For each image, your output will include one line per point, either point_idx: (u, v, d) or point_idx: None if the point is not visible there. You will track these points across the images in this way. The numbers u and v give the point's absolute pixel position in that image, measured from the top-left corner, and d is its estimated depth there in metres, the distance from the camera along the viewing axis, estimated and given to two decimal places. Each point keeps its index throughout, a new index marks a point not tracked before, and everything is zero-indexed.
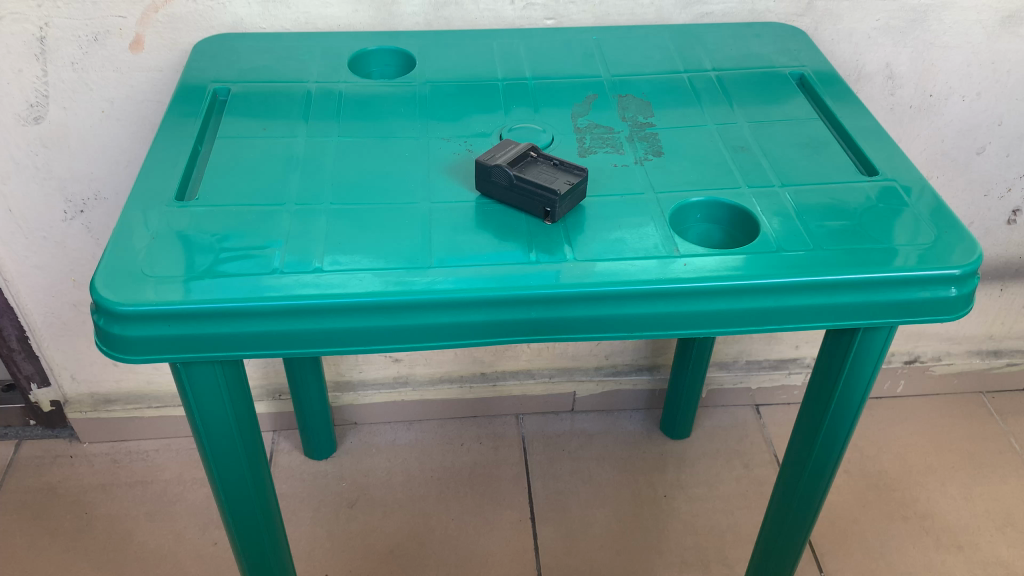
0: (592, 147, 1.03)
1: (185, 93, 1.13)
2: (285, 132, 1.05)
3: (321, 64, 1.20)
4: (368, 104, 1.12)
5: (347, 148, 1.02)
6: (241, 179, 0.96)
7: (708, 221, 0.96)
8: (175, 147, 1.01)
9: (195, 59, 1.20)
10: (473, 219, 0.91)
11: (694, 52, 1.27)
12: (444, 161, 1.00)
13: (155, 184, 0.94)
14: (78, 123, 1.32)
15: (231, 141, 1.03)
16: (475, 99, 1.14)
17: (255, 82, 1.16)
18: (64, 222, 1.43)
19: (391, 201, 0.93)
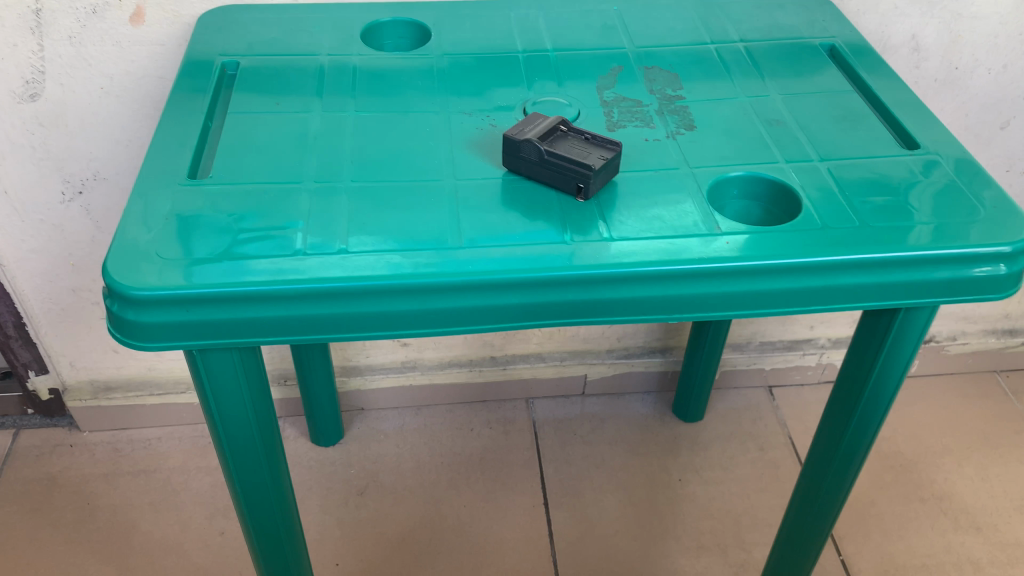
0: (622, 121, 0.99)
1: (192, 68, 1.08)
2: (299, 109, 1.00)
3: (332, 38, 1.15)
4: (385, 79, 1.07)
5: (364, 125, 0.98)
6: (255, 158, 0.91)
7: (746, 198, 0.92)
8: (184, 124, 0.96)
9: (200, 33, 1.15)
10: (502, 198, 0.87)
11: (720, 24, 1.23)
12: (468, 137, 0.96)
13: (165, 163, 0.89)
14: (76, 101, 1.26)
15: (244, 118, 0.98)
16: (496, 73, 1.10)
17: (264, 56, 1.11)
18: (62, 204, 1.38)
19: (415, 179, 0.89)
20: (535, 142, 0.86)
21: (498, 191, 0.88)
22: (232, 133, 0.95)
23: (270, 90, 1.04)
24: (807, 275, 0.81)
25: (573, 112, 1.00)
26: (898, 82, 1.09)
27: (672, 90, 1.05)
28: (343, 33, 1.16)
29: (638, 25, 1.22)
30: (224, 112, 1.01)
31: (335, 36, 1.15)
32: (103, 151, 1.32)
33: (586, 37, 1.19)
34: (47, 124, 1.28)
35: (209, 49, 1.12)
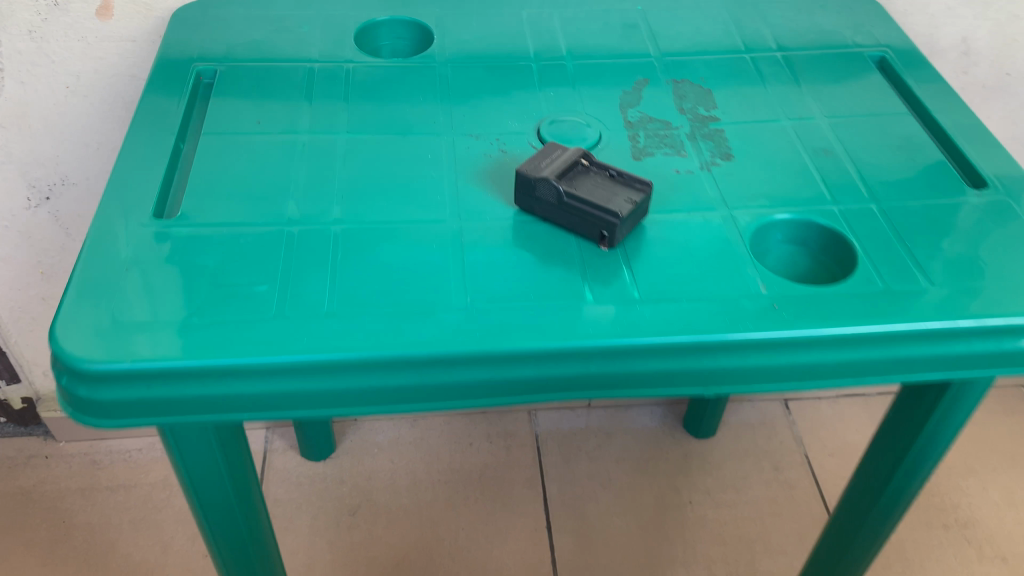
0: (649, 148, 0.87)
1: (164, 75, 0.96)
2: (283, 127, 0.88)
3: (323, 39, 1.02)
4: (382, 90, 0.95)
5: (357, 151, 0.86)
6: (234, 194, 0.80)
7: (792, 244, 0.81)
8: (150, 148, 0.84)
9: (174, 32, 1.03)
10: (515, 245, 0.76)
11: (756, 27, 1.10)
12: (475, 166, 0.84)
13: (130, 198, 0.78)
14: (40, 103, 1.14)
15: (219, 141, 0.86)
16: (506, 84, 0.98)
17: (247, 61, 0.99)
18: (28, 210, 1.26)
19: (415, 221, 0.77)
20: (552, 181, 0.75)
21: (509, 236, 0.76)
22: (206, 160, 0.83)
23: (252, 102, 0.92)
24: (866, 346, 0.69)
25: (594, 134, 0.89)
26: (959, 103, 0.97)
27: (705, 108, 0.94)
28: (335, 33, 1.03)
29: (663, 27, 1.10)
30: (197, 131, 0.89)
31: (327, 37, 1.03)
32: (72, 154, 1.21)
33: (607, 41, 1.07)
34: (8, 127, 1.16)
35: (184, 52, 1.00)
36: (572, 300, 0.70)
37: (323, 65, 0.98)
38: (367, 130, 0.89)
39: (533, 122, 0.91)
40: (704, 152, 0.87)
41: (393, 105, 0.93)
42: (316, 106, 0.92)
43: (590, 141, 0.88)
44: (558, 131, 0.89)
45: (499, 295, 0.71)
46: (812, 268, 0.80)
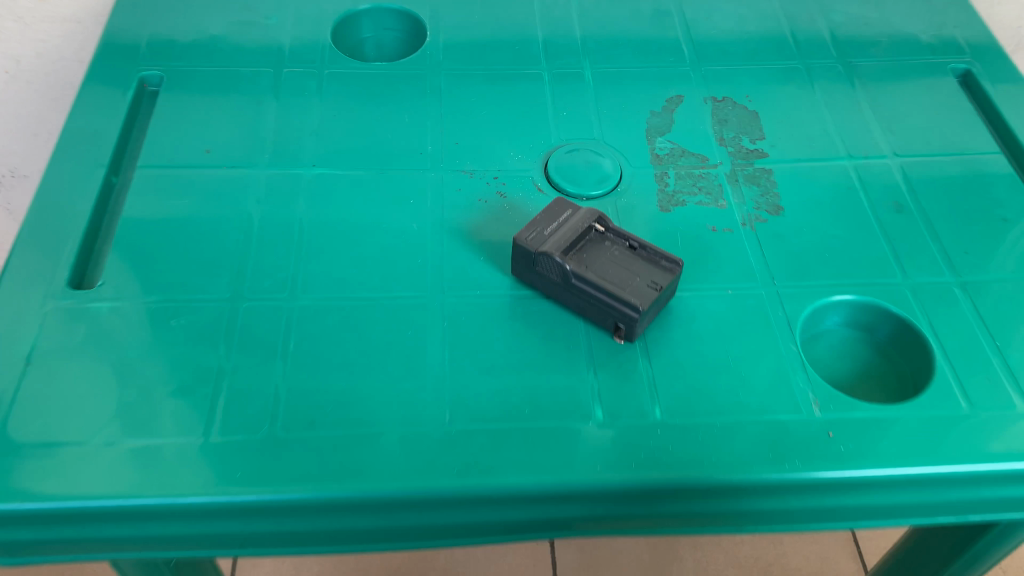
0: (680, 194, 0.72)
1: (100, 75, 0.80)
2: (237, 154, 0.73)
3: (295, 31, 0.86)
4: (359, 101, 0.79)
5: (323, 189, 0.70)
6: (171, 249, 0.65)
7: (851, 329, 0.66)
8: (72, 186, 0.69)
9: (118, 17, 0.86)
10: (508, 332, 0.61)
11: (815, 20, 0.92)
12: (468, 216, 0.69)
13: (45, 255, 0.64)
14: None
15: (159, 172, 0.71)
16: (510, 95, 0.81)
17: (202, 59, 0.82)
18: None
19: (389, 294, 0.63)
20: (559, 258, 0.60)
21: (505, 320, 0.62)
22: (140, 201, 0.68)
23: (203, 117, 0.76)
24: (943, 488, 0.56)
25: (615, 171, 0.73)
26: None
27: (750, 138, 0.77)
28: (311, 25, 0.87)
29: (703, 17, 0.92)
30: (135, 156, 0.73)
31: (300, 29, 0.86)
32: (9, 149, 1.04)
33: (636, 35, 0.89)
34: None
35: (127, 44, 0.83)
36: (578, 417, 0.56)
37: (293, 65, 0.82)
38: (338, 159, 0.73)
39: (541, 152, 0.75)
40: (746, 200, 0.72)
41: (372, 122, 0.77)
42: (279, 123, 0.76)
43: (610, 180, 0.73)
44: (571, 166, 0.74)
45: (489, 407, 0.57)
46: (868, 356, 0.65)
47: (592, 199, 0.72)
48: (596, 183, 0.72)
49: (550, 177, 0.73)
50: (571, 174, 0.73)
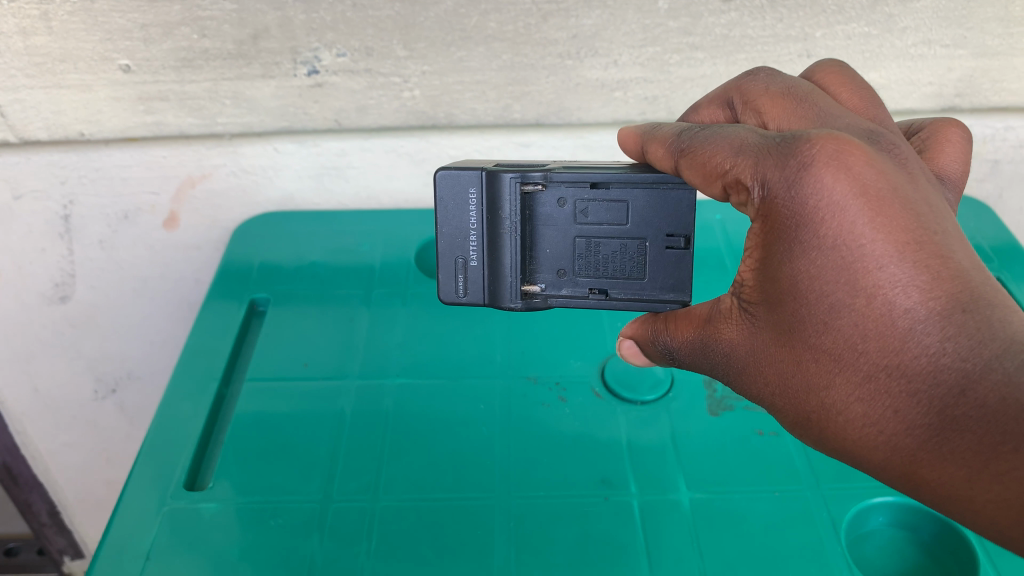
0: (728, 398, 0.73)
1: (217, 317, 0.83)
2: (332, 360, 0.78)
3: (477, 109, 0.83)
4: (479, 378, 0.75)
5: (534, 471, 0.67)
6: (252, 493, 0.66)
7: (898, 527, 0.65)
8: (180, 423, 0.73)
9: (124, 176, 0.87)
10: (582, 437, 0.69)
11: (899, 29, 0.76)
12: (535, 400, 0.73)
13: (154, 482, 0.68)
14: (68, 366, 1.02)
15: (253, 400, 0.74)
16: (573, 339, 0.79)
17: (300, 293, 0.85)
18: (49, 308, 0.96)
19: (520, 480, 0.66)
20: (527, 285, 0.65)
21: (609, 539, 0.62)
22: (241, 404, 0.74)
23: (376, 453, 0.69)
24: None
25: (673, 372, 0.75)
26: None
27: None
28: (446, 96, 0.82)
29: (848, 37, 0.76)
30: (299, 367, 0.77)
31: (482, 99, 0.82)
32: (83, 465, 1.13)
33: (746, 58, 0.77)
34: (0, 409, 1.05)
35: (181, 182, 0.88)
36: None
37: (417, 295, 0.84)
38: (541, 457, 0.68)
39: (653, 468, 0.67)
40: (748, 547, 0.61)
41: (462, 410, 0.72)
42: (395, 390, 0.74)
43: (663, 384, 0.74)
44: (623, 371, 0.75)
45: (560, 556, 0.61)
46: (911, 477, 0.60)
47: (649, 402, 0.73)
48: (648, 398, 0.73)
49: (624, 490, 0.65)
50: (628, 375, 0.75)
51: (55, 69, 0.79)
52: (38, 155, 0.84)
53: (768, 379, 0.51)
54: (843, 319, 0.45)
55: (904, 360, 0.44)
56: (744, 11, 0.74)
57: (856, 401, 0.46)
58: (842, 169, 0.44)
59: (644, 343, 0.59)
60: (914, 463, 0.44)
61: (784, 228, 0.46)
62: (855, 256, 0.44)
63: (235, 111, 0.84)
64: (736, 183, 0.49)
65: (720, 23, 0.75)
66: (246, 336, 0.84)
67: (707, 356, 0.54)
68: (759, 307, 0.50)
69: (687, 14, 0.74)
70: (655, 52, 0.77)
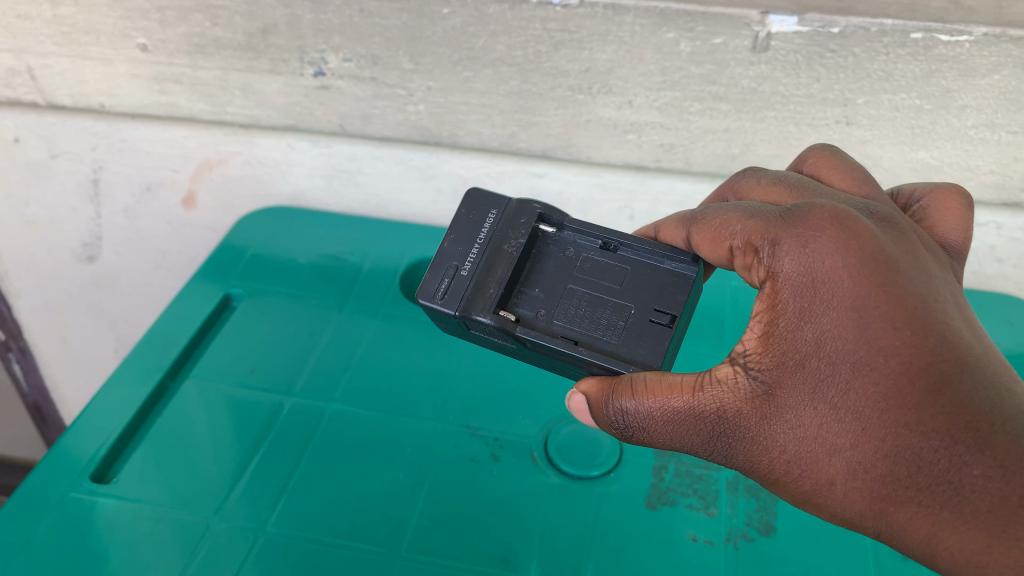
0: (672, 490, 0.64)
1: (187, 310, 0.82)
2: (282, 372, 0.75)
3: (482, 132, 0.83)
4: (413, 422, 0.70)
5: (455, 525, 0.61)
6: (168, 503, 0.63)
7: None
8: (114, 405, 0.71)
9: (148, 150, 0.95)
10: (495, 502, 0.63)
11: (958, 106, 0.69)
12: (460, 454, 0.67)
13: (61, 466, 0.65)
14: (92, 322, 1.18)
15: (186, 407, 0.71)
16: (524, 400, 0.72)
17: (277, 290, 0.84)
18: (77, 264, 1.10)
19: (435, 530, 0.61)
20: (501, 310, 0.61)
21: None
22: (175, 407, 0.71)
23: (323, 477, 0.65)
24: None
25: (623, 451, 0.67)
26: None
27: None
28: (450, 116, 0.81)
29: (896, 109, 0.70)
30: (244, 373, 0.74)
31: (487, 122, 0.81)
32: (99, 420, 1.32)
33: (775, 117, 0.73)
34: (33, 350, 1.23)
35: (200, 163, 0.95)
36: None
37: (390, 312, 0.82)
38: (449, 518, 0.62)
39: (565, 556, 0.60)
40: None
41: (397, 445, 0.67)
42: (328, 420, 0.70)
43: (607, 459, 0.66)
44: (568, 440, 0.68)
45: None
46: None
47: (588, 478, 0.65)
48: (590, 473, 0.65)
49: (523, 571, 0.59)
50: (576, 447, 0.67)
51: (79, 40, 0.82)
52: (70, 120, 0.92)
53: (780, 455, 0.49)
54: (858, 381, 0.45)
55: (922, 422, 0.43)
56: (776, 66, 0.69)
57: (870, 471, 0.45)
58: (852, 231, 0.47)
59: (597, 407, 0.55)
60: (938, 526, 0.42)
61: (802, 287, 0.48)
62: (872, 315, 0.45)
63: (243, 102, 0.85)
64: (745, 248, 0.52)
65: (748, 75, 0.71)
66: (210, 328, 0.81)
67: (698, 421, 0.51)
68: (766, 370, 0.49)
69: (711, 61, 0.70)
70: (674, 96, 0.74)
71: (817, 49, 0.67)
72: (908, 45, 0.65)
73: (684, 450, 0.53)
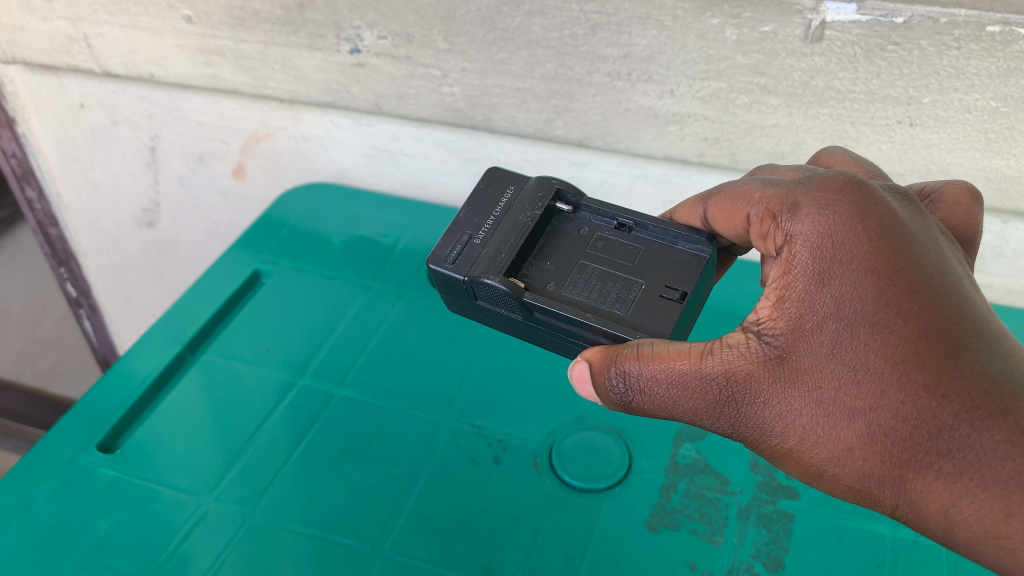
0: (677, 512, 0.60)
1: (217, 280, 0.82)
2: (297, 353, 0.74)
3: (518, 118, 0.79)
4: (417, 414, 0.68)
5: (454, 509, 0.60)
6: (165, 479, 0.63)
7: None
8: (135, 373, 0.72)
9: (200, 120, 0.95)
10: (487, 509, 0.60)
11: None
12: (462, 455, 0.64)
13: (71, 434, 0.67)
14: (153, 284, 1.22)
15: (206, 377, 0.72)
16: (537, 402, 0.68)
17: (307, 269, 0.83)
18: (138, 228, 1.13)
19: (439, 508, 0.61)
20: (511, 277, 0.56)
21: None
22: (190, 380, 0.71)
23: (341, 440, 0.66)
24: None
25: (632, 467, 0.63)
26: None
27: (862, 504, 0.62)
28: (485, 98, 0.78)
29: (968, 110, 0.63)
30: (259, 352, 0.74)
31: (523, 107, 0.77)
32: None
33: (830, 114, 0.67)
34: (102, 307, 1.28)
35: (248, 136, 0.95)
36: None
37: (414, 296, 0.80)
38: (450, 506, 0.61)
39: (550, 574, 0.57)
40: None
41: (408, 420, 0.67)
42: (334, 407, 0.69)
43: (612, 474, 0.62)
44: (574, 448, 0.64)
45: None
46: None
47: (591, 489, 0.61)
48: (595, 485, 0.62)
49: None
50: (582, 456, 0.64)
51: (130, 10, 0.83)
52: (130, 88, 0.94)
53: (792, 422, 0.45)
54: (877, 345, 0.41)
55: (945, 389, 0.39)
56: (831, 59, 0.63)
57: (888, 438, 0.41)
58: (874, 195, 0.44)
59: (597, 376, 0.50)
60: (956, 495, 0.39)
61: (820, 248, 0.44)
62: (892, 278, 0.42)
63: (284, 78, 0.84)
64: (762, 215, 0.49)
65: (800, 67, 0.64)
66: (239, 301, 0.82)
67: (704, 386, 0.46)
68: (778, 334, 0.45)
69: (760, 50, 0.64)
70: (719, 87, 0.68)
71: (877, 40, 0.61)
72: (983, 39, 0.58)
73: (684, 418, 0.49)
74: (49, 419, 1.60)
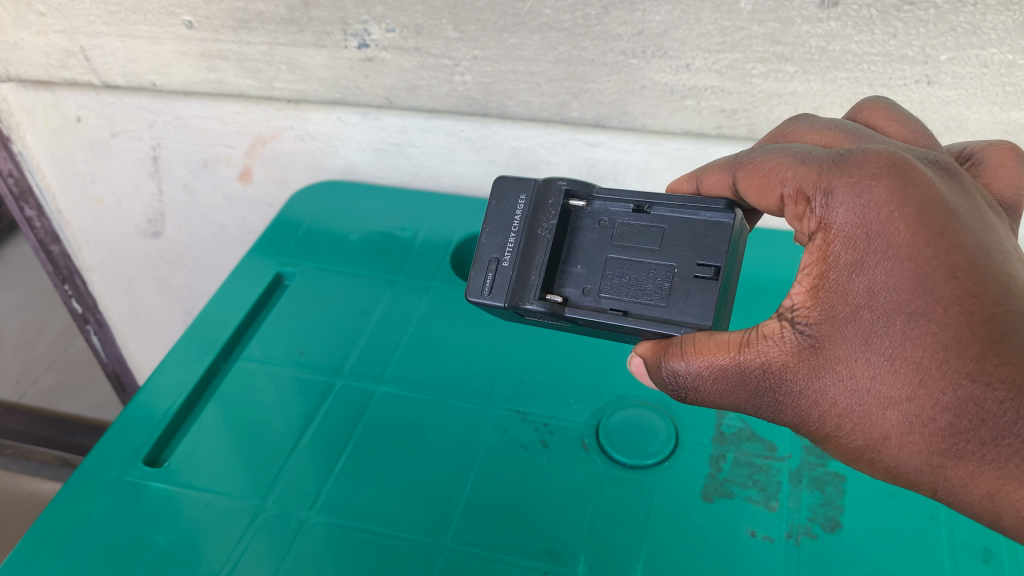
0: (730, 482, 0.60)
1: (240, 287, 0.82)
2: (330, 352, 0.74)
3: (531, 102, 0.79)
4: (461, 405, 0.68)
5: (503, 501, 0.61)
6: (216, 491, 0.63)
7: None
8: (173, 386, 0.72)
9: (203, 126, 0.94)
10: (542, 493, 0.61)
11: None
12: (513, 442, 0.65)
13: (115, 452, 0.66)
14: (161, 294, 1.21)
15: (232, 388, 0.71)
16: (580, 384, 0.69)
17: (330, 269, 0.83)
18: (143, 239, 1.12)
19: (493, 499, 0.61)
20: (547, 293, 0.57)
21: None
22: (219, 391, 0.71)
23: (368, 447, 0.65)
24: None
25: (681, 442, 0.64)
26: None
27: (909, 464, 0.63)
28: (497, 85, 0.78)
29: (985, 65, 0.64)
30: (294, 355, 0.74)
31: (536, 92, 0.77)
32: None
33: (847, 78, 0.67)
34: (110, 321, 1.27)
35: (253, 138, 0.94)
36: None
37: (441, 288, 0.80)
38: (502, 496, 0.61)
39: (615, 551, 0.57)
40: None
41: (437, 419, 0.67)
42: (370, 407, 0.69)
43: (663, 449, 0.63)
44: (621, 425, 0.65)
45: None
46: None
47: (642, 467, 0.62)
48: (644, 462, 0.62)
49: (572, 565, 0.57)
50: (629, 434, 0.64)
51: (128, 19, 0.82)
52: (128, 99, 0.93)
53: (829, 411, 0.46)
54: (915, 335, 0.42)
55: (987, 376, 0.40)
56: (847, 23, 0.63)
57: (926, 425, 0.42)
58: (914, 176, 0.43)
59: (654, 370, 0.52)
60: (1001, 480, 0.40)
61: (854, 239, 0.44)
62: (931, 265, 0.41)
63: (290, 77, 0.84)
64: (795, 195, 0.47)
65: (816, 33, 0.65)
66: (263, 307, 0.81)
67: (743, 378, 0.48)
68: (814, 325, 0.46)
69: (776, 19, 0.65)
70: (735, 58, 0.69)
71: (893, 1, 0.61)
72: None
73: (727, 407, 0.50)
74: (60, 436, 1.59)
